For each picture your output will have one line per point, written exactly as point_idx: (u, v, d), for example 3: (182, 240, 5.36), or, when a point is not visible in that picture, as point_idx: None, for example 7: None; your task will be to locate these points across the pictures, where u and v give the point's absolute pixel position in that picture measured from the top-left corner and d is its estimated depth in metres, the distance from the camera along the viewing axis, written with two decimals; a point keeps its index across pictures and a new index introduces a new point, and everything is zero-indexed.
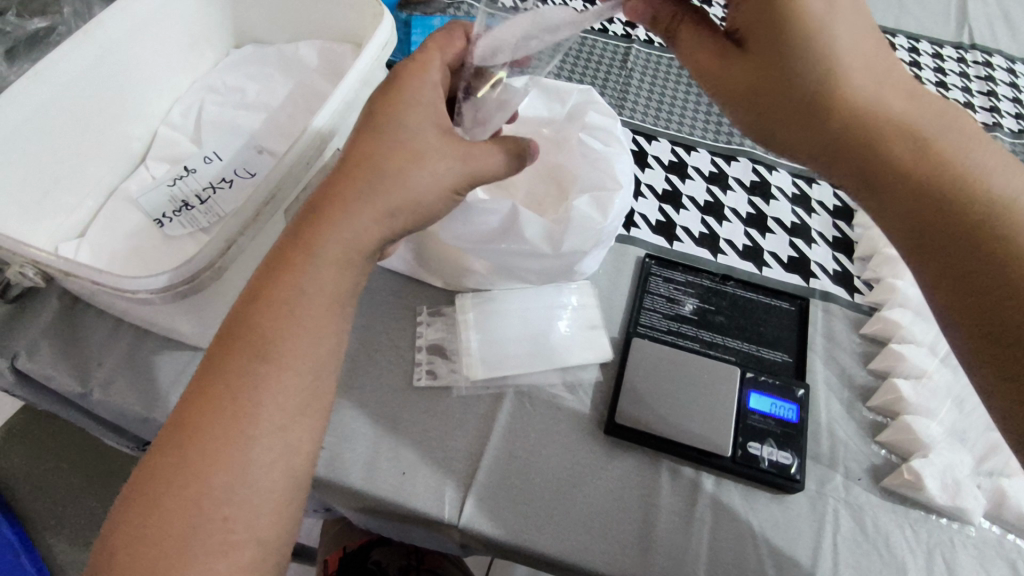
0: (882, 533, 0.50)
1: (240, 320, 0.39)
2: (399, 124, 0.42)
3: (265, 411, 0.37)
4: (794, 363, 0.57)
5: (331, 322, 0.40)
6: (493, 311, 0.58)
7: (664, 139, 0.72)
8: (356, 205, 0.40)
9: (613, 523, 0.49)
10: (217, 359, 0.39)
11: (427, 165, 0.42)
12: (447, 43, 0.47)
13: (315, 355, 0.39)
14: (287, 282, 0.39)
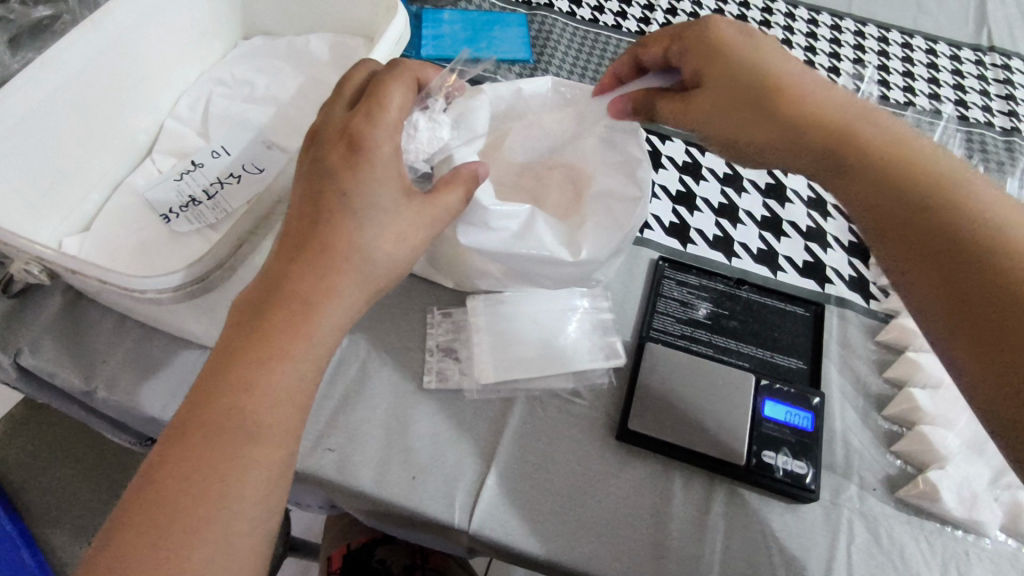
0: (897, 545, 0.49)
1: (191, 412, 0.35)
2: (368, 194, 0.39)
3: (242, 492, 0.34)
4: (809, 370, 0.56)
5: (284, 401, 0.36)
6: (505, 313, 0.57)
7: (678, 139, 0.71)
8: (337, 282, 0.38)
9: (626, 532, 0.48)
10: (183, 440, 0.34)
11: (400, 230, 0.40)
12: (400, 81, 0.43)
13: (267, 438, 0.36)
14: (239, 368, 0.36)
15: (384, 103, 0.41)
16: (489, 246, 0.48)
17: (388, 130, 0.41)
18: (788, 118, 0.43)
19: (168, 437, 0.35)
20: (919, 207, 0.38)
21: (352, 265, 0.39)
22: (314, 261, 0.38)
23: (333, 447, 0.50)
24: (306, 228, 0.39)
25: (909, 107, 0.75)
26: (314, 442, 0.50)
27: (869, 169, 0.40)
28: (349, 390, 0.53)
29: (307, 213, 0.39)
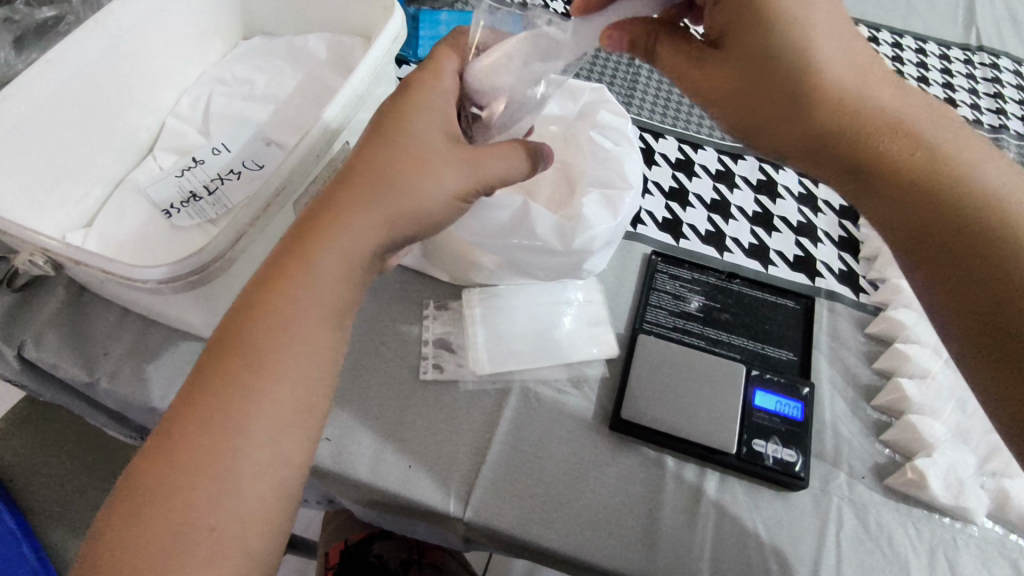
0: (885, 531, 0.50)
1: (238, 321, 0.39)
2: (411, 136, 0.43)
3: (253, 439, 0.37)
4: (799, 362, 0.57)
5: (315, 319, 0.40)
6: (499, 306, 0.58)
7: (671, 137, 0.72)
8: (349, 226, 0.40)
9: (619, 520, 0.49)
10: (230, 340, 0.39)
11: (424, 182, 0.42)
12: (453, 51, 0.48)
13: (295, 351, 0.39)
14: (280, 283, 0.39)
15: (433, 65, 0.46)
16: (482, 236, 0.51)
17: (439, 87, 0.45)
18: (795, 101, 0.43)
19: (217, 341, 0.39)
20: (923, 180, 0.40)
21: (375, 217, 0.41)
22: (353, 190, 0.41)
23: (330, 437, 0.51)
24: (356, 159, 0.42)
25: None
26: None
27: (874, 139, 0.42)
28: (346, 381, 0.54)
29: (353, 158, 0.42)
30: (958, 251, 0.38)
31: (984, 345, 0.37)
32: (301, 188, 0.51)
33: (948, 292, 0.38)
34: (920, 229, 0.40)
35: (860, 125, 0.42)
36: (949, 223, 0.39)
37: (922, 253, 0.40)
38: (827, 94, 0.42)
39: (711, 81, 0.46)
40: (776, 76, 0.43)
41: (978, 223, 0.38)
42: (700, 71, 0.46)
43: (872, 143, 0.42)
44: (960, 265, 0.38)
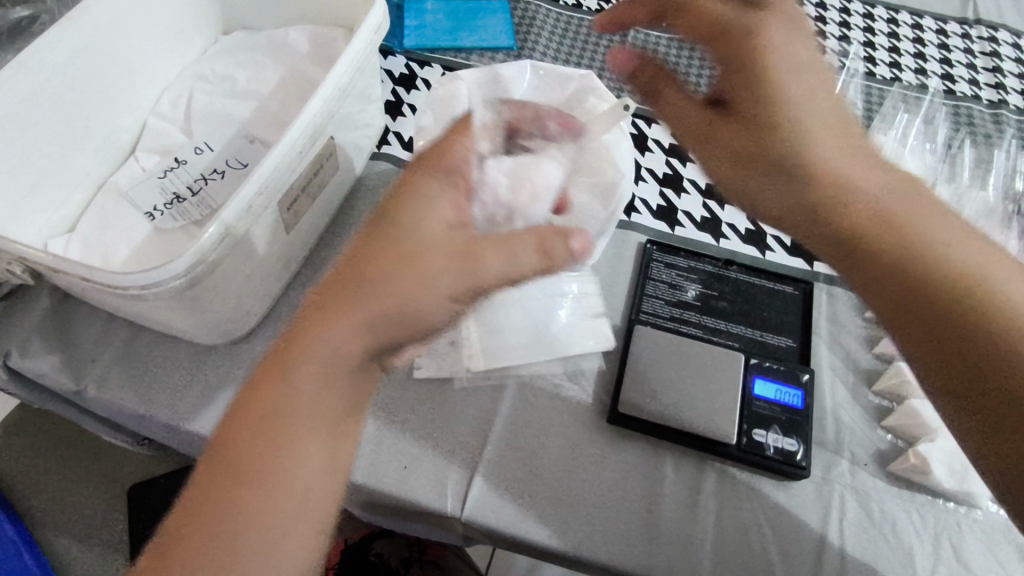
0: (888, 518, 0.50)
1: (223, 453, 0.34)
2: (423, 226, 0.37)
3: (299, 480, 0.35)
4: (798, 348, 0.56)
5: (305, 464, 0.35)
6: (492, 301, 0.56)
7: (664, 122, 0.71)
8: (328, 335, 0.35)
9: (618, 516, 0.49)
10: (205, 479, 0.34)
11: (529, 255, 0.38)
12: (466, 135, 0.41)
13: (286, 494, 0.35)
14: (256, 424, 0.34)
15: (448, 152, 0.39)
16: None
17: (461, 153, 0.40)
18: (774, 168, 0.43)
19: (194, 476, 0.35)
20: (914, 280, 0.39)
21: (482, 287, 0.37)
22: (337, 305, 0.35)
23: None
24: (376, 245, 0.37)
25: (895, 82, 0.75)
26: None
27: (875, 226, 0.40)
28: None
29: (369, 260, 0.36)
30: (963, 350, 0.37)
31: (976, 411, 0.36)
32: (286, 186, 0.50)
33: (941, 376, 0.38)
34: (923, 323, 0.38)
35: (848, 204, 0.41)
36: (950, 314, 0.37)
37: (911, 338, 0.39)
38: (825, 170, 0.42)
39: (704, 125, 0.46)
40: (753, 132, 0.44)
41: (956, 303, 0.37)
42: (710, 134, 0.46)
43: (881, 241, 0.40)
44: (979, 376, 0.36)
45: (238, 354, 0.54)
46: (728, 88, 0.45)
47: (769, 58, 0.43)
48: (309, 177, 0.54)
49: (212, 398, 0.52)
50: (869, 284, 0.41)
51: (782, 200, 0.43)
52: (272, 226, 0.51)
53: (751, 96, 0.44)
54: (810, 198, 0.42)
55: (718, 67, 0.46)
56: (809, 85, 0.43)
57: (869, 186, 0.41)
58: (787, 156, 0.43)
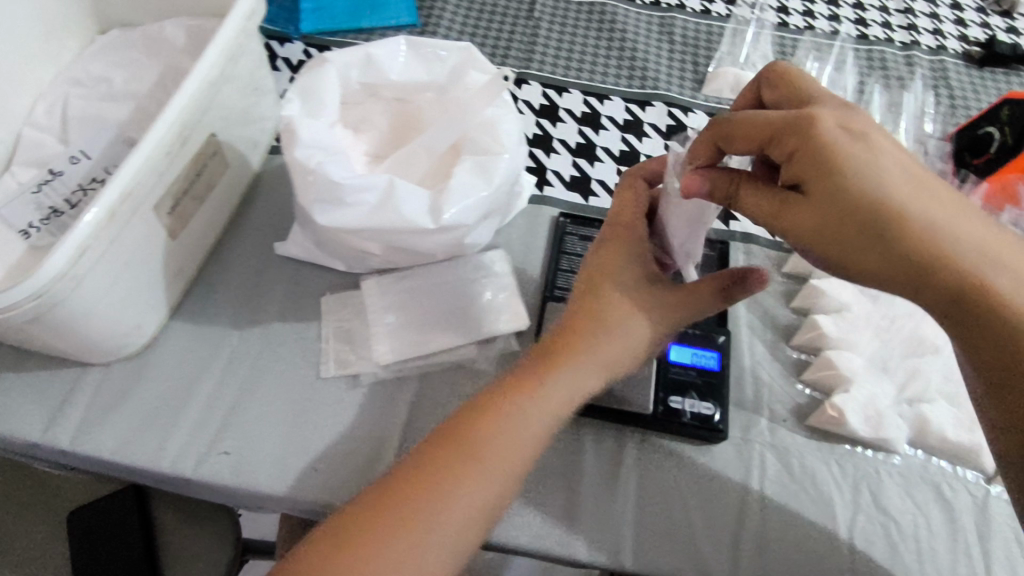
0: (808, 472, 0.49)
1: (380, 512, 0.39)
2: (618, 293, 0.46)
3: (437, 546, 0.39)
4: (717, 310, 0.55)
5: (464, 520, 0.40)
6: (406, 289, 0.56)
7: (575, 90, 0.69)
8: (505, 432, 0.42)
9: (537, 497, 0.48)
10: (369, 515, 0.39)
11: (664, 322, 0.46)
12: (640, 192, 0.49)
13: (408, 537, 0.38)
14: (458, 465, 0.40)
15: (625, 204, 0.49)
16: (347, 223, 0.41)
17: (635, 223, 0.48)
18: (865, 227, 0.36)
19: (349, 514, 0.39)
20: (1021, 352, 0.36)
21: (578, 366, 0.43)
22: (530, 383, 0.43)
23: (228, 450, 0.49)
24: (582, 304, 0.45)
25: (807, 31, 0.74)
26: (210, 447, 0.49)
27: (982, 287, 0.36)
28: (244, 389, 0.51)
29: (582, 304, 0.45)
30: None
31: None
32: (160, 190, 0.47)
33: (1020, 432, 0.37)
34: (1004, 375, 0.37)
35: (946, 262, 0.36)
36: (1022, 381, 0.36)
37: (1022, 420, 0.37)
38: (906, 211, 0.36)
39: (773, 215, 0.39)
40: (850, 200, 0.36)
41: None
42: (785, 217, 0.38)
43: (999, 303, 0.36)
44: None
45: (141, 367, 0.53)
46: (787, 161, 0.38)
47: (828, 121, 0.37)
48: (190, 178, 0.51)
49: (111, 415, 0.50)
50: (960, 333, 0.37)
51: (870, 252, 0.37)
52: (151, 232, 0.48)
53: (821, 168, 0.36)
54: (913, 256, 0.36)
55: (734, 140, 0.39)
56: (867, 128, 0.37)
57: (973, 229, 0.36)
58: (880, 228, 0.36)
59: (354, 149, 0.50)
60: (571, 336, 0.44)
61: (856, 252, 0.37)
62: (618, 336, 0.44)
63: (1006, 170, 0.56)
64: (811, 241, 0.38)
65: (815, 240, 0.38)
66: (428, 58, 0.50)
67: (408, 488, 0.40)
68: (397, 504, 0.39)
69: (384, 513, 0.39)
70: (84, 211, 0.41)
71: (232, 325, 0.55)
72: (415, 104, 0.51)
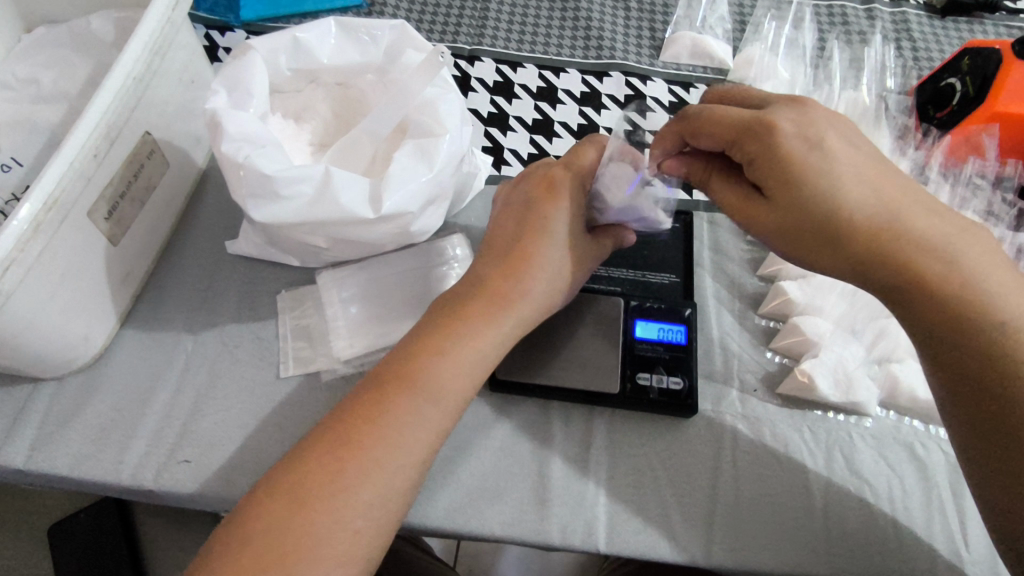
0: (781, 441, 0.49)
1: (341, 431, 0.39)
2: (562, 227, 0.47)
3: (382, 480, 0.38)
4: (682, 283, 0.54)
5: (416, 446, 0.40)
6: (365, 280, 0.54)
7: (530, 64, 0.67)
8: (451, 361, 0.42)
9: (507, 484, 0.47)
10: (325, 438, 0.39)
11: (577, 278, 0.48)
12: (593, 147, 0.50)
13: (360, 457, 0.38)
14: (409, 386, 0.41)
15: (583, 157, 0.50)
16: (283, 217, 0.40)
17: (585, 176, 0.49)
18: (820, 228, 0.39)
19: (307, 440, 0.39)
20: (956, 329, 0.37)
21: (511, 311, 0.44)
22: (480, 306, 0.44)
23: (190, 458, 0.47)
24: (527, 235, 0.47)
25: None
26: (168, 457, 0.47)
27: (919, 276, 0.38)
28: (200, 395, 0.50)
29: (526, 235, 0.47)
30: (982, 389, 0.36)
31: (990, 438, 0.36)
32: (92, 196, 0.45)
33: (955, 408, 0.38)
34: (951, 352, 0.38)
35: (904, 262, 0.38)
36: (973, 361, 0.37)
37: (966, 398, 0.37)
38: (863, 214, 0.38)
39: (741, 206, 0.43)
40: (807, 204, 0.39)
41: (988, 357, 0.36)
42: (747, 209, 0.43)
43: (933, 290, 0.38)
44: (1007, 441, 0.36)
45: (94, 381, 0.50)
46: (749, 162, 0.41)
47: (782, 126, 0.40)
48: (127, 181, 0.49)
49: (66, 431, 0.48)
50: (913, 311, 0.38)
51: (822, 247, 0.40)
52: (87, 240, 0.46)
53: (780, 171, 0.39)
54: (858, 248, 0.39)
55: (700, 136, 0.43)
56: (823, 131, 0.40)
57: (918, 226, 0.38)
58: (829, 219, 0.39)
59: (295, 140, 0.48)
60: (508, 278, 0.45)
61: (815, 247, 0.40)
62: (542, 281, 0.46)
63: (966, 122, 0.55)
64: (774, 234, 0.42)
65: (778, 233, 0.41)
66: (364, 39, 0.47)
67: (353, 421, 0.39)
68: (347, 434, 0.39)
69: (347, 432, 0.39)
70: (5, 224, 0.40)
71: (187, 329, 0.52)
72: (355, 89, 0.49)
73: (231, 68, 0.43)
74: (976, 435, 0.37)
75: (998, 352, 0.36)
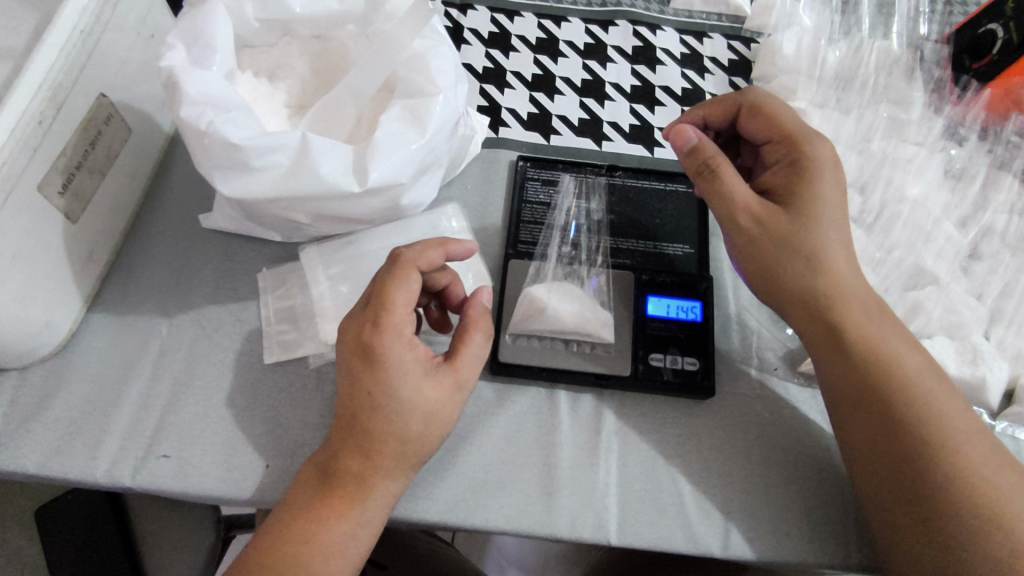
0: (802, 423, 0.46)
1: None
2: (391, 385, 0.38)
3: None
4: (696, 254, 0.50)
5: None
6: (353, 256, 0.50)
7: (528, 13, 0.60)
8: (323, 546, 0.38)
9: (511, 473, 0.44)
10: None
11: (441, 421, 0.40)
12: (401, 277, 0.39)
13: None
14: None
15: (391, 303, 0.39)
16: (257, 192, 0.35)
17: (399, 325, 0.39)
18: (804, 242, 0.41)
19: None
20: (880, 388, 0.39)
21: (369, 490, 0.39)
22: (334, 491, 0.38)
23: (169, 452, 0.44)
24: (356, 402, 0.38)
25: None
26: (146, 451, 0.44)
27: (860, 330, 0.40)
28: (177, 383, 0.46)
29: (352, 398, 0.39)
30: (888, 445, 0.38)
31: (917, 529, 0.36)
32: (43, 170, 0.40)
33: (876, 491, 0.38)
34: (864, 410, 0.39)
35: (854, 314, 0.40)
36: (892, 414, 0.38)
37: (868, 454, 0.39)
38: (838, 254, 0.41)
39: (744, 204, 0.43)
40: (807, 216, 0.41)
41: (924, 434, 0.37)
42: (750, 211, 0.43)
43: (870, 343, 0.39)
44: (921, 510, 0.36)
45: (60, 370, 0.46)
46: (783, 160, 0.44)
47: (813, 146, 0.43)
48: (82, 150, 0.43)
49: (33, 426, 0.44)
50: (843, 365, 0.40)
51: (795, 264, 0.41)
52: (40, 218, 0.41)
53: (799, 172, 0.43)
54: (822, 277, 0.41)
55: (753, 118, 0.46)
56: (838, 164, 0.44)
57: (860, 284, 0.42)
58: (814, 245, 0.41)
59: (269, 101, 0.43)
60: (357, 414, 0.38)
61: (796, 262, 0.41)
62: (386, 416, 0.38)
63: (1008, 74, 0.50)
64: (761, 240, 0.42)
65: (764, 238, 0.42)
66: None
67: None
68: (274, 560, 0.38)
69: None
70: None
71: (160, 311, 0.48)
72: (336, 42, 0.44)
73: (191, 17, 0.37)
74: (893, 500, 0.37)
75: (934, 433, 0.37)
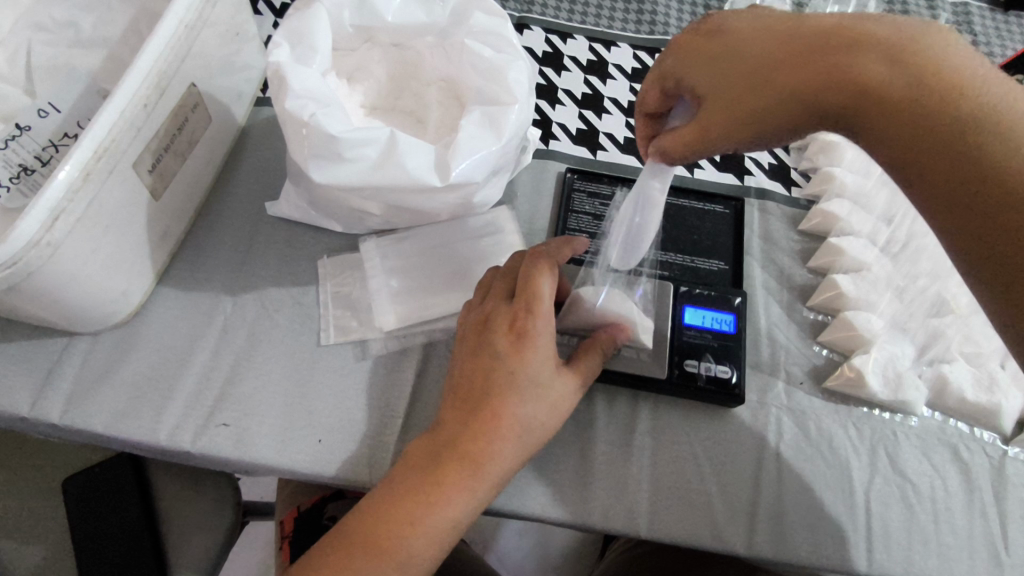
0: (826, 436, 0.48)
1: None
2: (530, 372, 0.41)
3: None
4: (731, 270, 0.53)
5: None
6: (410, 250, 0.53)
7: (581, 36, 0.64)
8: (434, 515, 0.38)
9: (550, 463, 0.46)
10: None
11: (559, 411, 0.42)
12: (546, 271, 0.43)
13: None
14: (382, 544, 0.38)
15: (539, 293, 0.42)
16: (346, 180, 0.38)
17: (545, 317, 0.42)
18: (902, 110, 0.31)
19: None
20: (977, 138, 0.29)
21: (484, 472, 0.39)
22: (451, 464, 0.39)
23: (228, 422, 0.46)
24: (491, 382, 0.40)
25: None
26: (207, 419, 0.46)
27: (872, 18, 0.33)
28: (239, 357, 0.49)
29: (491, 378, 0.40)
30: (992, 197, 0.29)
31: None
32: (140, 148, 0.43)
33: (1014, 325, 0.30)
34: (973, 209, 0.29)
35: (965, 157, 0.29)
36: (965, 149, 0.29)
37: (935, 178, 0.30)
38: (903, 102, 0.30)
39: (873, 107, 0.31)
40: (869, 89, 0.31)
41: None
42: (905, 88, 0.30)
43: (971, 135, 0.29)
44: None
45: (131, 337, 0.49)
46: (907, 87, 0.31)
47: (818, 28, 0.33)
48: (171, 135, 0.47)
49: (102, 388, 0.47)
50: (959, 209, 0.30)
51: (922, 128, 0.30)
52: (132, 193, 0.44)
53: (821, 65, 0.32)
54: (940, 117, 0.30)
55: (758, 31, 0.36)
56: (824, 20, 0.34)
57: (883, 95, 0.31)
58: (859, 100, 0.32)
59: (349, 100, 0.47)
60: (489, 391, 0.40)
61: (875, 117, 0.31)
62: (518, 399, 0.40)
63: None
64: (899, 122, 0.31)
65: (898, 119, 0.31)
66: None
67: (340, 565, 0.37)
68: (383, 536, 0.38)
69: None
70: (53, 173, 0.38)
71: (225, 290, 0.51)
72: (412, 51, 0.48)
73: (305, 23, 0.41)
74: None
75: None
